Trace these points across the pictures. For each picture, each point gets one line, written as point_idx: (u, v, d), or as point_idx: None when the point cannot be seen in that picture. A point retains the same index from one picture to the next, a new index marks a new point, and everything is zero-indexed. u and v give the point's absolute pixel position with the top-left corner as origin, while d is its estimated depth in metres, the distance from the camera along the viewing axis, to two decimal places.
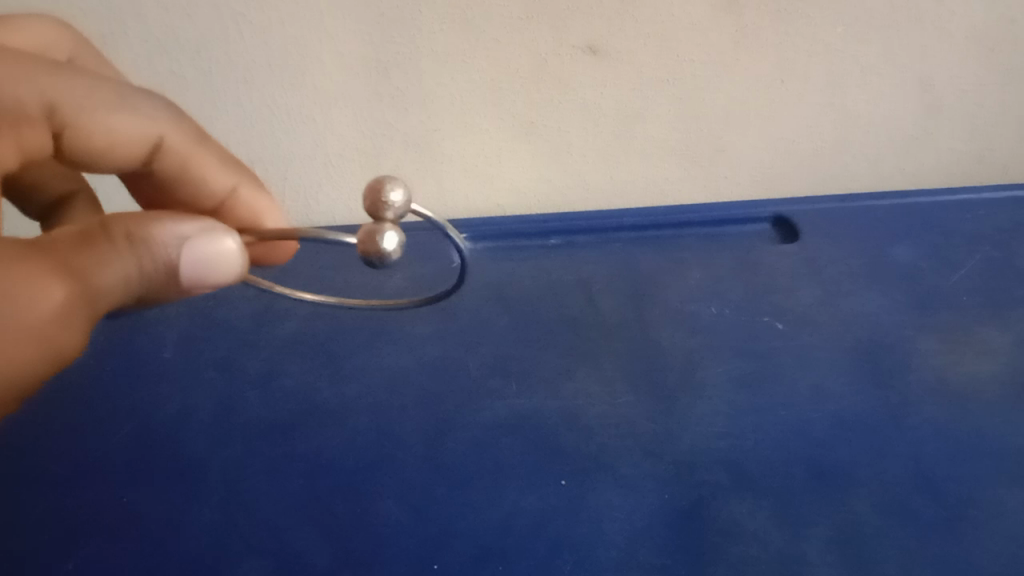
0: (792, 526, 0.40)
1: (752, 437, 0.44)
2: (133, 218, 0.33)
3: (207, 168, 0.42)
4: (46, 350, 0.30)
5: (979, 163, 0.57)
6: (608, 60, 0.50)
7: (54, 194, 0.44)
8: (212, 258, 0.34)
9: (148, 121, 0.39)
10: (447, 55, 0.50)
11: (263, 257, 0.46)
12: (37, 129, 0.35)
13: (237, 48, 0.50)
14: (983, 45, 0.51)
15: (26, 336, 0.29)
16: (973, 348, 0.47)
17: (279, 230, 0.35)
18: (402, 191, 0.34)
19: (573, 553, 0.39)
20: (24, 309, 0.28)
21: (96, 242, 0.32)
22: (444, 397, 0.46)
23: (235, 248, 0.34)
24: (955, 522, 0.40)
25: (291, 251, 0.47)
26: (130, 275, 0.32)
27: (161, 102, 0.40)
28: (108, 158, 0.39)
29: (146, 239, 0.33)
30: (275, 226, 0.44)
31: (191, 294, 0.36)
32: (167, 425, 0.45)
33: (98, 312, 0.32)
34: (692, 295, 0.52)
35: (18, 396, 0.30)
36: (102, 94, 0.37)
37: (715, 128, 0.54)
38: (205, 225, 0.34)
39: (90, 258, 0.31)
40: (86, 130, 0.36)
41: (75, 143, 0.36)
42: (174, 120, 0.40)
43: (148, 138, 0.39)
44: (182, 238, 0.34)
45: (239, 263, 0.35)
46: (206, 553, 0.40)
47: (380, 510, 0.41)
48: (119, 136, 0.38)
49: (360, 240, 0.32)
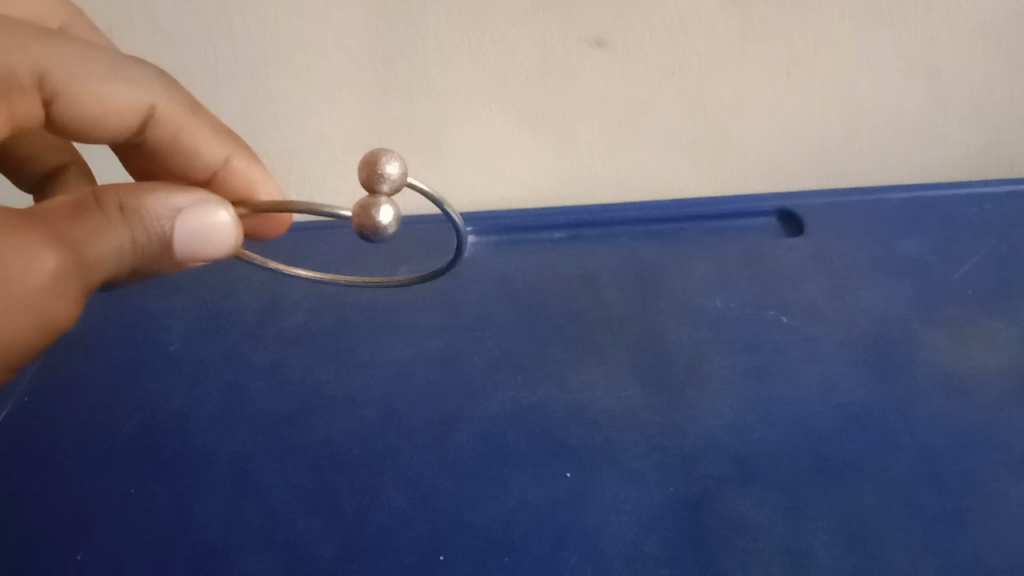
0: (803, 519, 0.39)
1: (761, 430, 0.43)
2: (126, 190, 0.32)
3: (201, 139, 0.41)
4: (40, 320, 0.29)
5: (984, 158, 0.57)
6: (614, 52, 0.49)
7: (47, 168, 0.43)
8: (204, 231, 0.32)
9: (140, 89, 0.38)
10: (451, 44, 0.49)
11: (258, 232, 0.44)
12: (29, 98, 0.34)
13: (234, 35, 0.49)
14: (991, 41, 0.50)
15: (17, 305, 0.28)
16: (982, 341, 0.47)
17: (274, 204, 0.34)
18: (398, 163, 0.32)
19: (580, 545, 0.38)
20: (15, 279, 0.27)
21: (87, 213, 0.31)
22: (447, 387, 0.46)
23: (228, 222, 0.33)
24: (967, 514, 0.39)
25: (284, 224, 0.45)
26: (124, 247, 0.31)
27: (153, 72, 0.40)
28: (99, 128, 0.38)
29: (139, 211, 0.32)
30: (269, 198, 0.42)
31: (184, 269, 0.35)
32: (164, 414, 0.44)
33: (89, 284, 0.31)
34: (698, 289, 0.51)
35: (12, 362, 0.30)
36: (93, 62, 0.36)
37: (721, 121, 0.54)
38: (198, 197, 0.33)
39: (82, 228, 0.30)
40: (78, 98, 0.35)
41: (66, 112, 0.36)
42: (166, 90, 0.40)
43: (141, 108, 0.39)
44: (176, 211, 0.33)
45: (234, 236, 0.33)
46: (206, 546, 0.39)
47: (384, 500, 0.40)
48: (111, 105, 0.37)
49: (355, 213, 0.32)
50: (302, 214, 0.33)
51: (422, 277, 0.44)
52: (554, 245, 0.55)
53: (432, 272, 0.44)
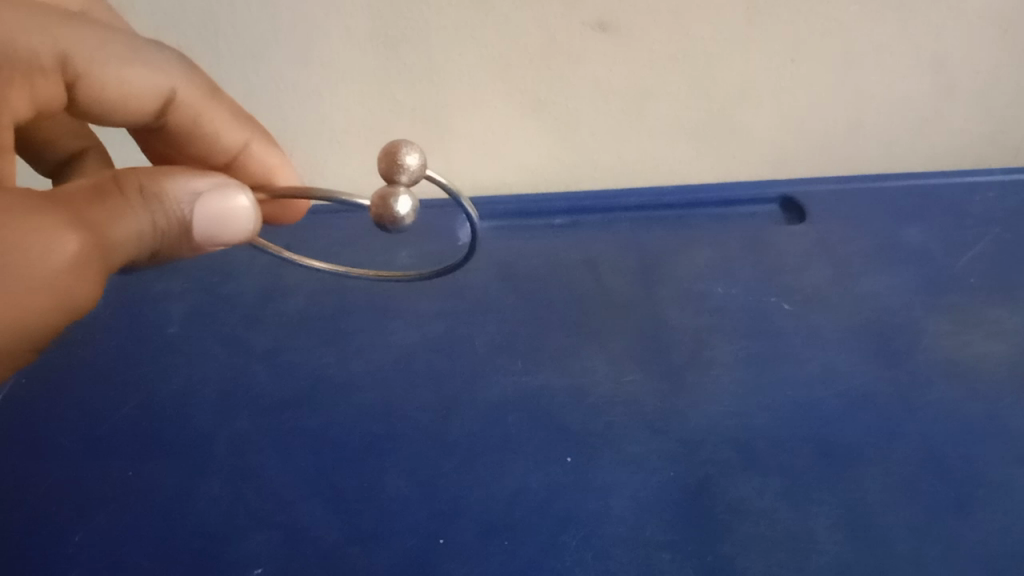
0: (802, 502, 0.40)
1: (763, 415, 0.43)
2: (145, 173, 0.33)
3: (220, 124, 0.42)
4: (61, 300, 0.30)
5: (991, 146, 0.58)
6: (619, 36, 0.50)
7: (66, 152, 0.44)
8: (222, 215, 0.33)
9: (161, 73, 0.39)
10: (459, 29, 0.49)
11: (276, 216, 0.45)
12: (51, 80, 0.35)
13: (240, 19, 0.49)
14: (997, 29, 0.51)
15: (39, 284, 0.28)
16: (986, 329, 0.48)
17: (291, 188, 0.35)
18: (418, 155, 0.33)
19: (581, 528, 0.39)
20: (38, 260, 0.28)
21: (108, 195, 0.31)
22: (451, 371, 0.46)
23: (247, 206, 0.33)
24: (966, 501, 0.40)
25: (303, 210, 0.46)
26: (144, 230, 0.32)
27: (175, 56, 0.40)
28: (120, 112, 0.39)
29: (158, 194, 0.32)
30: (287, 184, 0.43)
31: (201, 252, 0.35)
32: (170, 396, 0.45)
33: (110, 266, 0.31)
34: (699, 275, 0.52)
35: (33, 342, 0.31)
36: (115, 47, 0.37)
37: (726, 107, 0.54)
38: (218, 181, 0.34)
39: (104, 212, 0.31)
40: (97, 80, 0.36)
41: (88, 95, 0.37)
42: (188, 74, 0.40)
43: (162, 92, 0.39)
44: (195, 194, 0.33)
45: (252, 219, 0.34)
46: (212, 525, 0.39)
47: (387, 485, 0.41)
48: (132, 89, 0.38)
49: (372, 204, 0.32)
50: (320, 199, 0.34)
51: (431, 272, 0.44)
52: (556, 231, 0.56)
53: (449, 266, 0.44)
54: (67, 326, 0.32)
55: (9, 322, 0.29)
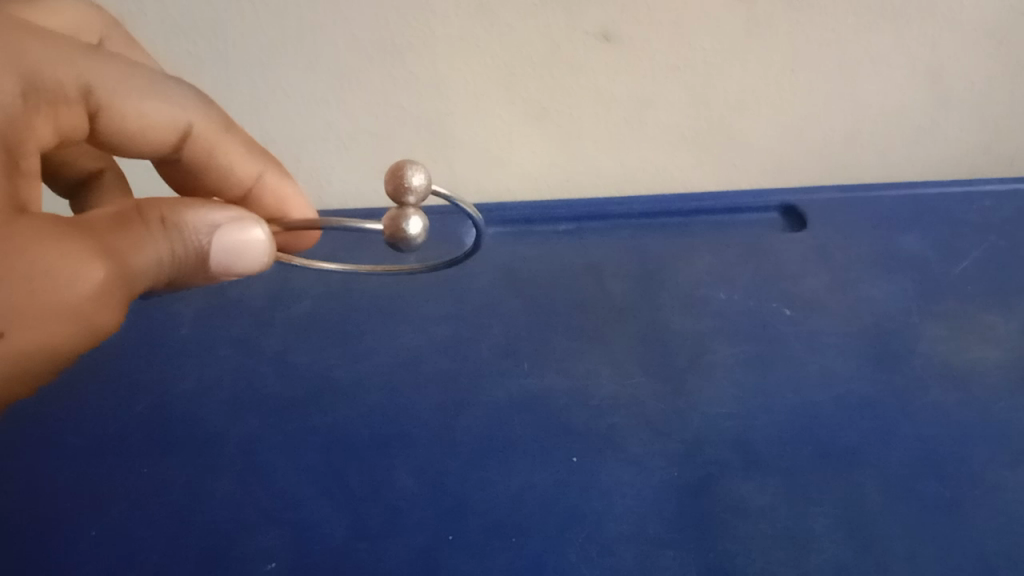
0: (801, 502, 0.41)
1: (762, 417, 0.44)
2: (166, 204, 0.35)
3: (235, 157, 0.44)
4: (86, 325, 0.32)
5: (986, 155, 0.59)
6: (620, 48, 0.51)
7: (85, 173, 0.46)
8: (238, 246, 0.36)
9: (180, 109, 0.41)
10: (463, 40, 0.51)
11: (289, 245, 0.47)
12: (73, 109, 0.36)
13: (249, 29, 0.50)
14: (991, 41, 0.52)
15: (67, 311, 0.30)
16: (980, 334, 0.48)
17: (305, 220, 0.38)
18: (422, 173, 0.34)
19: (584, 525, 0.40)
20: (67, 289, 0.30)
21: (131, 225, 0.33)
22: (456, 373, 0.47)
23: (262, 238, 0.36)
24: (962, 502, 0.41)
25: (313, 239, 0.48)
26: (164, 258, 0.34)
27: (192, 92, 0.42)
28: (139, 144, 0.40)
29: (178, 224, 0.34)
30: (300, 214, 0.46)
31: (215, 280, 0.38)
32: (183, 396, 0.46)
33: (132, 293, 0.33)
34: (699, 281, 0.53)
35: (57, 365, 0.32)
36: (137, 82, 0.38)
37: (726, 116, 0.55)
38: (234, 214, 0.36)
39: (127, 241, 0.32)
40: (119, 111, 0.38)
41: (108, 126, 0.38)
42: (204, 110, 0.42)
43: (178, 126, 0.41)
44: (213, 226, 0.36)
45: (265, 252, 0.37)
46: (226, 520, 0.41)
47: (394, 483, 0.42)
48: (151, 122, 0.40)
49: (385, 226, 0.34)
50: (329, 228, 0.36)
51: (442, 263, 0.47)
52: (559, 237, 0.57)
53: (459, 255, 0.46)
54: (88, 349, 0.33)
55: (37, 346, 0.30)
